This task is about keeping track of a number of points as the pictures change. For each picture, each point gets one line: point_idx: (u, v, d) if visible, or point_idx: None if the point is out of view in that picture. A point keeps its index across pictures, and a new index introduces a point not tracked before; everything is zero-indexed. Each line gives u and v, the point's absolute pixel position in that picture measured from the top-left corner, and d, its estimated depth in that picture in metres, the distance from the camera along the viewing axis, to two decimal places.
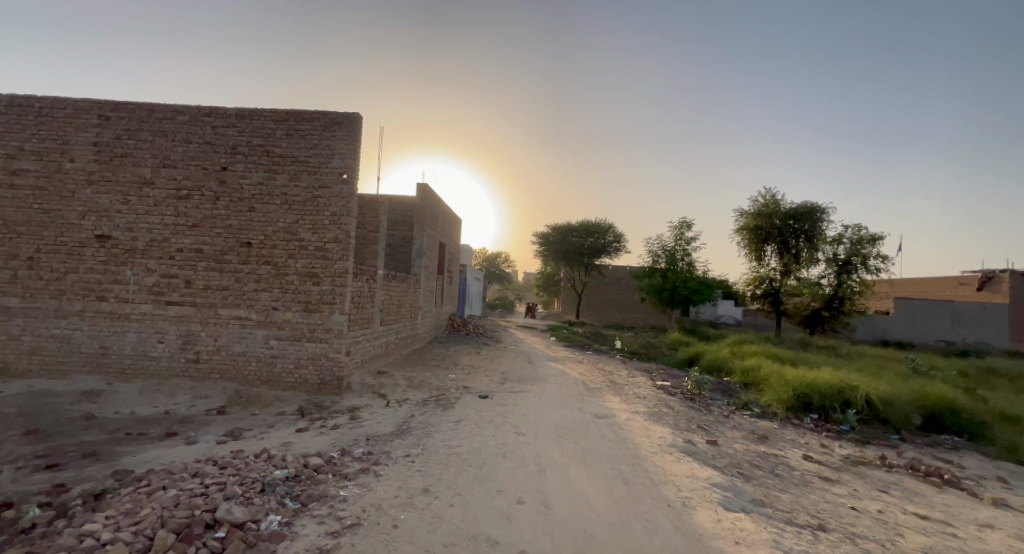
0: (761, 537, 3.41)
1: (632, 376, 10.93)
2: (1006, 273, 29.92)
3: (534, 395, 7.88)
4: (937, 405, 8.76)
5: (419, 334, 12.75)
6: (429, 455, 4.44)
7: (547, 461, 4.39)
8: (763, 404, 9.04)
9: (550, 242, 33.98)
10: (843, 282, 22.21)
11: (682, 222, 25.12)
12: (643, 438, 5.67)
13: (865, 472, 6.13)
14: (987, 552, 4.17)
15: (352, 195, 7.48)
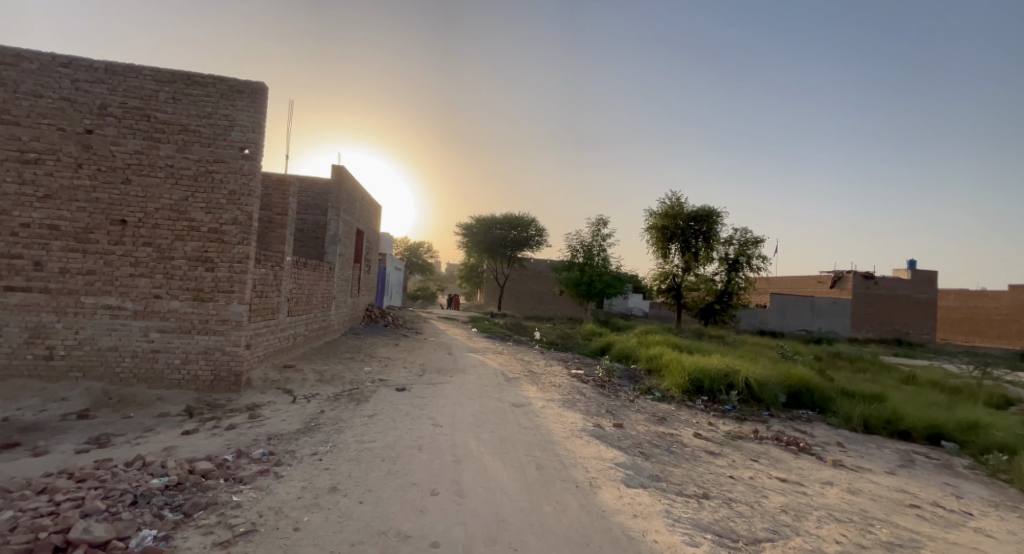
0: (654, 508, 3.77)
1: (548, 366, 11.36)
2: (849, 273, 35.22)
3: (453, 386, 7.93)
4: (799, 384, 10.14)
5: (332, 326, 12.20)
6: (339, 453, 4.33)
7: (463, 451, 4.47)
8: (663, 389, 9.86)
9: (474, 233, 34.07)
10: (732, 278, 24.75)
11: (598, 219, 26.39)
12: (555, 423, 5.98)
13: (742, 445, 6.96)
14: (829, 507, 4.97)
15: (254, 172, 6.97)
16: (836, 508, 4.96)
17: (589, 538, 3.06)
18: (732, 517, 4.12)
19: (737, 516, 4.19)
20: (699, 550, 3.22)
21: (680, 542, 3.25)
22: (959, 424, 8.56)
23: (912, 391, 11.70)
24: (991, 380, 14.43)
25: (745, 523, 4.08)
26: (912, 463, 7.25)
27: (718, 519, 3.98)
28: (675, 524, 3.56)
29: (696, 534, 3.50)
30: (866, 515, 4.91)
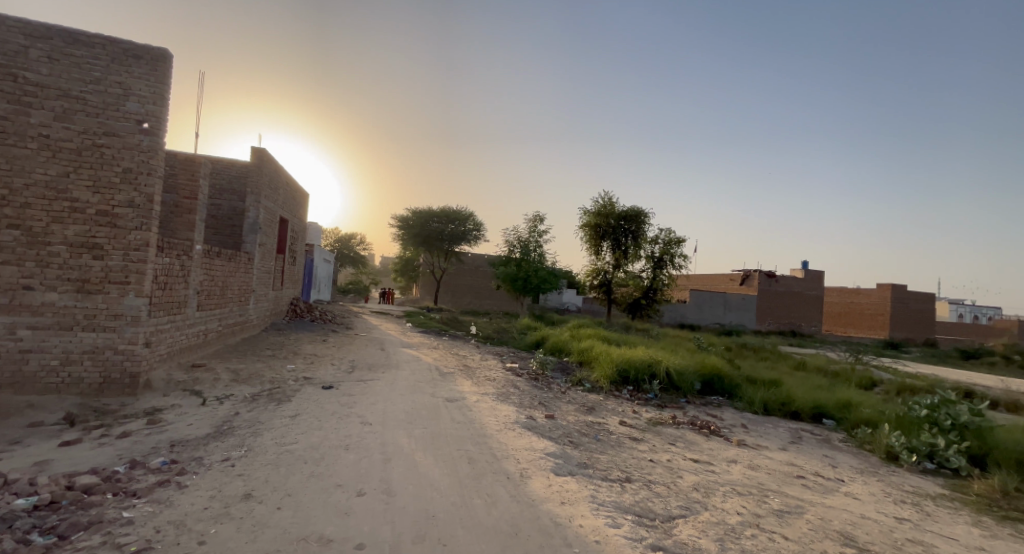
0: (581, 494, 3.96)
1: (482, 360, 11.42)
2: (755, 272, 38.47)
3: (383, 383, 7.77)
4: (712, 372, 10.99)
5: (251, 321, 11.48)
6: (255, 457, 4.11)
7: (393, 449, 4.41)
8: (592, 380, 10.27)
9: (409, 226, 33.30)
10: (657, 275, 26.17)
11: (535, 216, 26.81)
12: (488, 417, 6.05)
13: (662, 430, 7.43)
14: (734, 483, 5.46)
15: (155, 149, 6.43)
16: (740, 484, 5.45)
17: (517, 527, 3.15)
18: (650, 498, 4.42)
19: (655, 496, 4.49)
20: (621, 531, 3.44)
21: (604, 525, 3.44)
22: (839, 403, 9.73)
23: (804, 376, 13.10)
24: (863, 365, 16.52)
25: (662, 502, 4.38)
26: (803, 440, 8.15)
27: (638, 501, 4.25)
28: (600, 508, 3.76)
29: (618, 516, 3.72)
30: (765, 488, 5.46)
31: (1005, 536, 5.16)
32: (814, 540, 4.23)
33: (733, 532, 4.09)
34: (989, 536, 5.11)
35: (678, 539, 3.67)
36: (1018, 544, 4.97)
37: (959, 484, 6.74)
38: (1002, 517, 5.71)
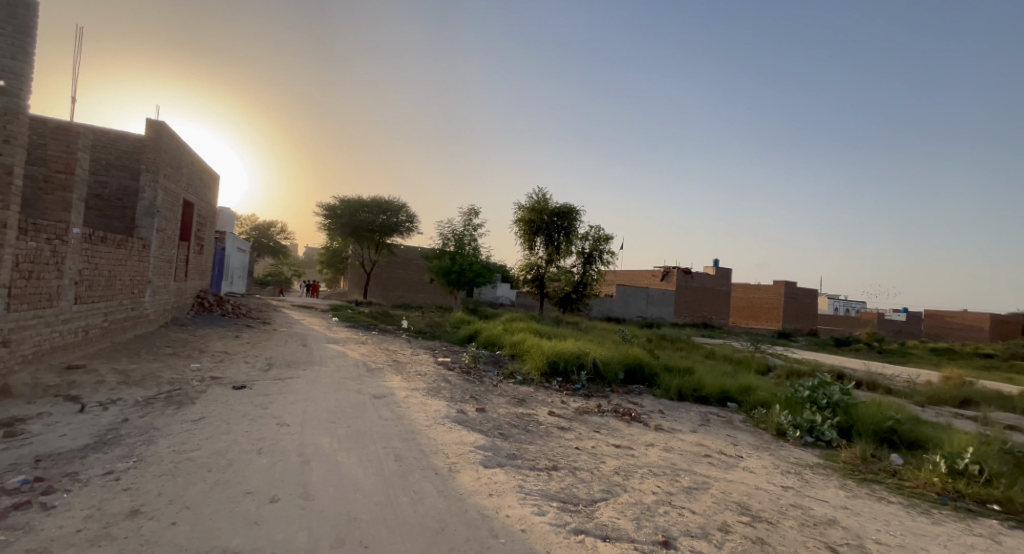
0: (509, 484, 4.04)
1: (413, 355, 11.24)
2: (674, 269, 41.00)
3: (304, 381, 7.40)
4: (634, 362, 11.61)
5: (146, 316, 10.45)
6: (146, 468, 3.74)
7: (313, 451, 4.23)
8: (523, 372, 10.46)
9: (337, 215, 31.84)
10: (587, 271, 27.08)
11: (470, 209, 26.68)
12: (417, 412, 5.97)
13: (588, 418, 7.74)
14: (652, 465, 5.82)
15: (14, 113, 5.65)
16: (657, 465, 5.82)
17: (444, 523, 3.14)
18: (575, 484, 4.59)
19: (579, 482, 4.68)
20: (546, 518, 3.55)
21: (530, 514, 3.54)
22: (741, 387, 10.68)
23: (713, 364, 14.21)
24: (762, 353, 18.25)
25: (585, 487, 4.58)
26: (711, 422, 8.87)
27: (564, 488, 4.41)
28: (527, 497, 3.86)
29: (544, 504, 3.84)
30: (677, 468, 5.87)
31: (865, 496, 5.99)
32: (717, 513, 4.63)
33: (648, 510, 4.38)
34: (853, 497, 5.91)
35: (599, 521, 3.87)
36: (876, 502, 5.79)
37: (831, 453, 7.71)
38: (864, 480, 6.62)
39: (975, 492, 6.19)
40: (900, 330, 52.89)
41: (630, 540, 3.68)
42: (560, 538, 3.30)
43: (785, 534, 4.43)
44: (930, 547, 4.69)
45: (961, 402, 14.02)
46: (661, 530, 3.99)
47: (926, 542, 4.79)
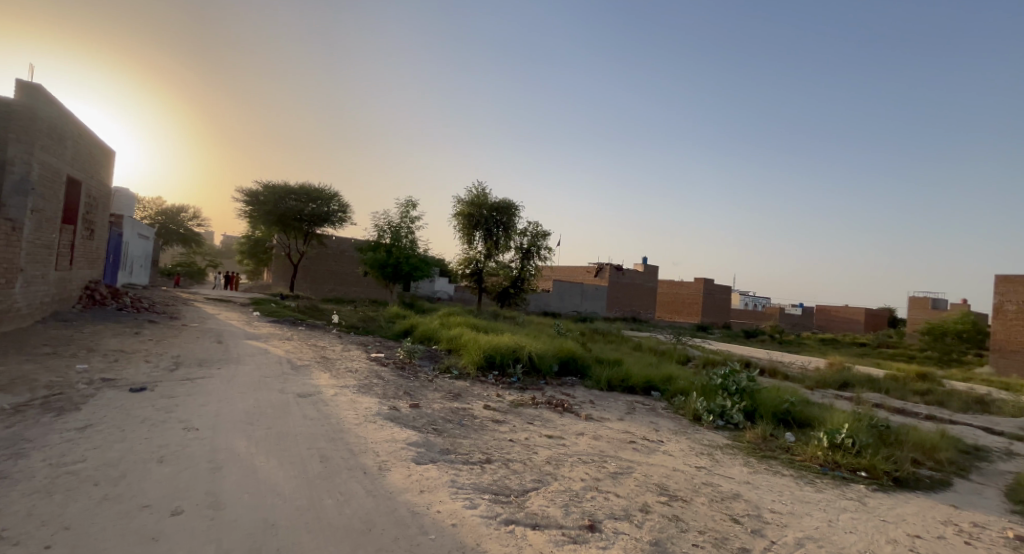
0: (441, 480, 4.02)
1: (343, 351, 10.83)
2: (607, 265, 42.51)
3: (219, 381, 6.89)
4: (568, 355, 11.94)
5: (17, 310, 9.21)
6: (15, 486, 3.29)
7: (225, 456, 3.94)
8: (460, 366, 10.43)
9: (260, 202, 29.93)
10: (525, 266, 27.38)
11: (408, 201, 26.02)
12: (346, 410, 5.77)
13: (523, 411, 7.85)
14: (582, 453, 6.02)
15: None
16: (585, 453, 6.03)
17: (371, 523, 3.05)
18: (508, 475, 4.66)
19: (512, 473, 4.76)
20: (477, 510, 3.58)
21: (462, 508, 3.55)
22: (664, 377, 11.32)
23: (640, 356, 14.94)
24: (683, 345, 19.46)
25: (518, 478, 4.66)
26: (637, 410, 9.34)
27: (496, 480, 4.45)
28: (458, 491, 3.87)
29: (476, 497, 3.87)
30: (605, 455, 6.12)
31: (764, 470, 6.60)
32: (640, 495, 4.89)
33: (577, 497, 4.53)
34: (754, 472, 6.49)
35: (531, 510, 3.95)
36: (772, 476, 6.41)
37: (738, 434, 8.41)
38: (763, 456, 7.30)
39: (848, 462, 7.05)
40: (796, 324, 58.47)
41: (559, 526, 3.80)
42: (491, 530, 3.33)
43: (699, 510, 4.77)
44: (817, 513, 5.27)
45: (843, 384, 15.85)
46: (588, 515, 4.15)
47: (815, 509, 5.36)
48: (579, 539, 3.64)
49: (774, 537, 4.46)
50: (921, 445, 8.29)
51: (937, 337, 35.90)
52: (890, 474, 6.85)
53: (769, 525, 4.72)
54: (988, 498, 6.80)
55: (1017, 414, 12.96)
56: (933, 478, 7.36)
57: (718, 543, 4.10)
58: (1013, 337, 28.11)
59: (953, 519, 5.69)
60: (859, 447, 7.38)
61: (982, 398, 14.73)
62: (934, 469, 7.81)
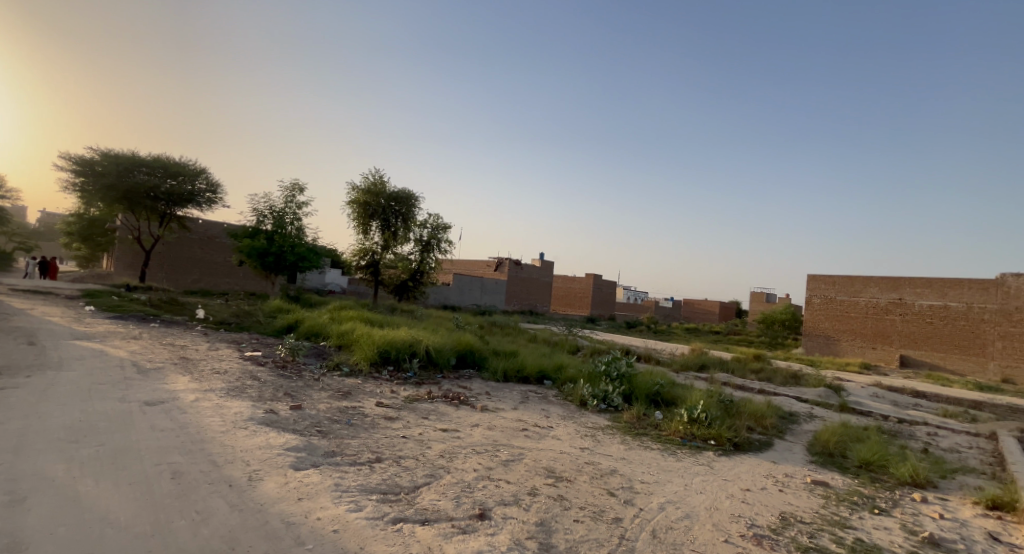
0: (323, 485, 3.74)
1: (210, 351, 9.63)
2: (506, 260, 43.45)
3: (37, 392, 5.68)
4: (466, 348, 11.92)
5: None
6: None
7: (36, 485, 3.24)
8: (351, 363, 9.89)
9: (98, 173, 25.29)
10: (424, 258, 26.85)
11: (295, 185, 23.94)
12: (211, 417, 5.11)
13: (417, 406, 7.65)
14: (475, 444, 6.02)
15: None
16: (479, 444, 6.05)
17: (234, 541, 2.73)
18: (397, 473, 4.49)
19: (403, 471, 4.60)
20: (363, 513, 3.39)
21: (345, 512, 3.33)
22: (555, 366, 11.81)
23: (535, 347, 15.42)
24: (574, 336, 20.52)
25: (408, 475, 4.53)
26: (530, 398, 9.61)
27: (385, 479, 4.27)
28: (343, 495, 3.64)
29: (361, 498, 3.67)
30: (498, 444, 6.20)
31: (636, 446, 7.19)
32: (528, 479, 5.04)
33: (468, 487, 4.52)
34: (629, 448, 7.04)
35: (420, 506, 3.85)
36: (643, 450, 7.01)
37: (617, 415, 9.05)
38: (637, 434, 7.93)
39: (702, 433, 7.95)
40: (669, 314, 65.36)
41: (448, 519, 3.75)
42: (377, 530, 3.17)
43: (581, 488, 5.04)
44: (677, 479, 5.87)
45: (701, 366, 17.96)
46: (478, 504, 4.15)
47: (677, 477, 5.97)
48: (468, 528, 3.63)
49: (644, 505, 4.87)
50: (754, 414, 9.63)
51: (769, 325, 45.17)
52: (731, 440, 7.85)
53: (640, 494, 5.16)
54: (797, 452, 8.13)
55: (819, 384, 15.81)
56: (760, 440, 8.59)
57: (597, 516, 4.37)
58: (816, 323, 33.75)
59: (774, 473, 6.70)
60: (710, 420, 8.34)
61: (800, 373, 17.73)
62: (764, 433, 9.14)
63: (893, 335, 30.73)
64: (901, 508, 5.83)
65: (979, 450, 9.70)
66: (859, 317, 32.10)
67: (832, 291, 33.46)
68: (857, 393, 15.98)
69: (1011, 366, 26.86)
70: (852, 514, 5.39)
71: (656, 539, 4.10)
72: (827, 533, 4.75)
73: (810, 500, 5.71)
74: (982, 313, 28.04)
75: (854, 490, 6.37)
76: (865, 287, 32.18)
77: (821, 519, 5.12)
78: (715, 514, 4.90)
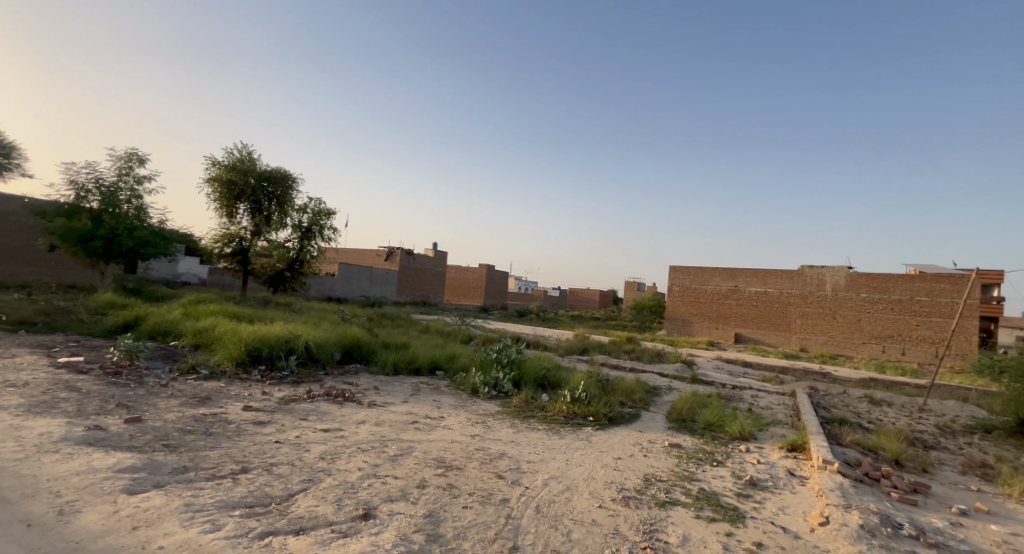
0: (167, 507, 3.18)
1: (10, 359, 7.75)
2: (396, 250, 42.05)
3: None
4: (351, 342, 11.20)
5: None
6: None
7: None
8: (212, 364, 8.70)
9: None
10: (304, 246, 24.79)
11: (134, 154, 20.43)
12: (6, 444, 4.08)
13: (293, 407, 6.98)
14: (359, 442, 5.64)
15: None
16: (364, 441, 5.69)
17: None
18: (267, 483, 4.01)
19: (274, 479, 4.14)
20: (219, 533, 2.95)
21: (196, 534, 2.87)
22: (447, 356, 11.66)
23: (427, 338, 15.11)
24: (467, 325, 20.50)
25: (281, 483, 4.07)
26: (421, 390, 9.35)
27: (251, 491, 3.79)
28: (195, 517, 3.13)
29: (219, 517, 3.20)
30: (385, 439, 5.89)
31: (524, 428, 7.37)
32: (417, 471, 4.85)
33: (351, 488, 4.19)
34: (517, 431, 7.18)
35: (294, 515, 3.47)
36: (531, 432, 7.19)
37: (507, 401, 9.19)
38: (524, 417, 8.12)
39: (581, 411, 8.40)
40: (556, 303, 68.76)
41: (327, 524, 3.43)
42: (238, 550, 2.77)
43: (470, 474, 4.99)
44: (561, 456, 6.11)
45: (584, 350, 19.09)
46: (362, 504, 3.88)
47: (560, 453, 6.22)
48: (350, 531, 3.36)
49: (529, 483, 4.97)
50: (626, 390, 10.45)
51: (639, 311, 50.09)
52: (607, 415, 8.41)
53: (526, 474, 5.26)
54: (659, 420, 9.00)
55: (677, 361, 17.84)
56: (630, 412, 9.33)
57: (485, 500, 4.35)
58: (675, 310, 37.84)
59: (641, 441, 7.30)
60: (589, 398, 8.86)
61: (665, 353, 19.77)
62: (633, 406, 9.95)
63: (730, 316, 35.63)
64: (731, 458, 6.74)
65: (784, 405, 11.68)
66: (706, 302, 36.65)
67: (686, 280, 37.70)
68: (705, 366, 18.30)
69: (806, 338, 32.82)
70: (699, 468, 6.10)
71: (539, 514, 4.19)
72: (679, 487, 5.29)
73: (666, 460, 6.33)
74: (790, 297, 33.67)
75: (702, 448, 7.21)
76: (711, 276, 36.72)
77: (678, 476, 5.69)
78: (591, 483, 5.18)
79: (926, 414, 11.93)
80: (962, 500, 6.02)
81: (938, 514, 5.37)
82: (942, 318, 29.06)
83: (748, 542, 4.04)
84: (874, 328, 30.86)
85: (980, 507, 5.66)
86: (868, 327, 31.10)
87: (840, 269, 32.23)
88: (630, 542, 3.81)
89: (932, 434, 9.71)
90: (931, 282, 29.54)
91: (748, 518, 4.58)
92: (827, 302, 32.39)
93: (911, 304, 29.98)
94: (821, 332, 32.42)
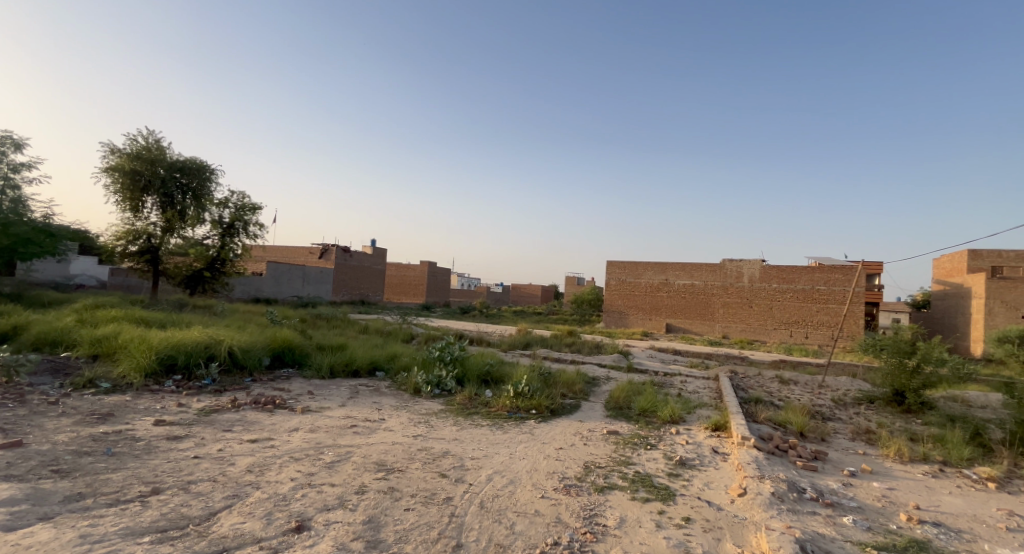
0: (57, 542, 2.79)
1: None
2: (330, 247, 40.32)
3: None
4: (282, 345, 10.55)
5: None
6: None
7: None
8: (115, 376, 7.83)
9: None
10: (226, 244, 23.08)
11: (8, 138, 18.00)
12: None
13: (215, 418, 6.43)
14: (290, 451, 5.29)
15: None
16: (297, 450, 5.35)
17: None
18: (182, 503, 3.64)
19: (192, 498, 3.77)
20: None
21: None
22: (388, 356, 11.30)
23: (365, 338, 14.57)
24: (408, 323, 20.01)
25: (200, 501, 3.72)
26: (359, 392, 8.98)
27: (165, 513, 3.42)
28: (92, 548, 2.77)
29: (124, 546, 2.85)
30: (321, 446, 5.57)
31: (467, 425, 7.28)
32: (356, 477, 4.62)
33: (283, 500, 3.91)
34: (461, 428, 7.07)
35: (215, 535, 3.18)
36: (474, 428, 7.12)
37: (449, 399, 9.03)
38: (467, 414, 8.01)
39: (523, 404, 8.44)
40: (498, 299, 69.01)
41: (254, 541, 3.16)
42: None
43: (413, 475, 4.83)
44: (503, 451, 6.07)
45: (526, 344, 19.27)
46: (295, 517, 3.62)
47: (502, 448, 6.20)
48: (281, 546, 3.12)
49: (473, 479, 4.90)
50: (567, 382, 10.64)
51: (578, 305, 51.45)
52: (549, 407, 8.49)
53: (469, 470, 5.17)
54: (598, 410, 9.24)
55: (613, 351, 18.50)
56: (571, 403, 9.50)
57: (427, 500, 4.22)
58: (611, 303, 39.19)
59: (582, 430, 7.45)
60: (531, 392, 8.91)
61: (602, 344, 20.43)
62: (573, 397, 10.15)
63: (662, 308, 37.38)
64: (663, 441, 7.04)
65: (709, 389, 12.40)
66: (640, 295, 38.22)
67: (621, 274, 39.13)
68: (640, 356, 19.12)
69: (729, 326, 35.15)
70: (634, 453, 6.30)
71: (483, 510, 4.12)
72: (616, 472, 5.43)
73: (604, 447, 6.49)
74: (713, 289, 35.84)
75: (637, 433, 7.47)
76: (644, 271, 38.30)
77: (616, 462, 5.84)
78: (534, 475, 5.19)
79: (824, 389, 13.17)
80: (852, 463, 6.68)
81: (834, 477, 5.90)
82: (836, 304, 32.24)
83: (678, 518, 4.20)
84: (782, 315, 33.60)
85: (865, 468, 6.30)
86: (777, 314, 33.81)
87: (755, 262, 34.79)
88: (570, 529, 3.83)
89: (829, 407, 10.70)
90: (827, 272, 32.64)
91: (678, 496, 4.77)
92: (744, 292, 34.84)
93: (813, 292, 32.97)
94: (740, 320, 34.86)
